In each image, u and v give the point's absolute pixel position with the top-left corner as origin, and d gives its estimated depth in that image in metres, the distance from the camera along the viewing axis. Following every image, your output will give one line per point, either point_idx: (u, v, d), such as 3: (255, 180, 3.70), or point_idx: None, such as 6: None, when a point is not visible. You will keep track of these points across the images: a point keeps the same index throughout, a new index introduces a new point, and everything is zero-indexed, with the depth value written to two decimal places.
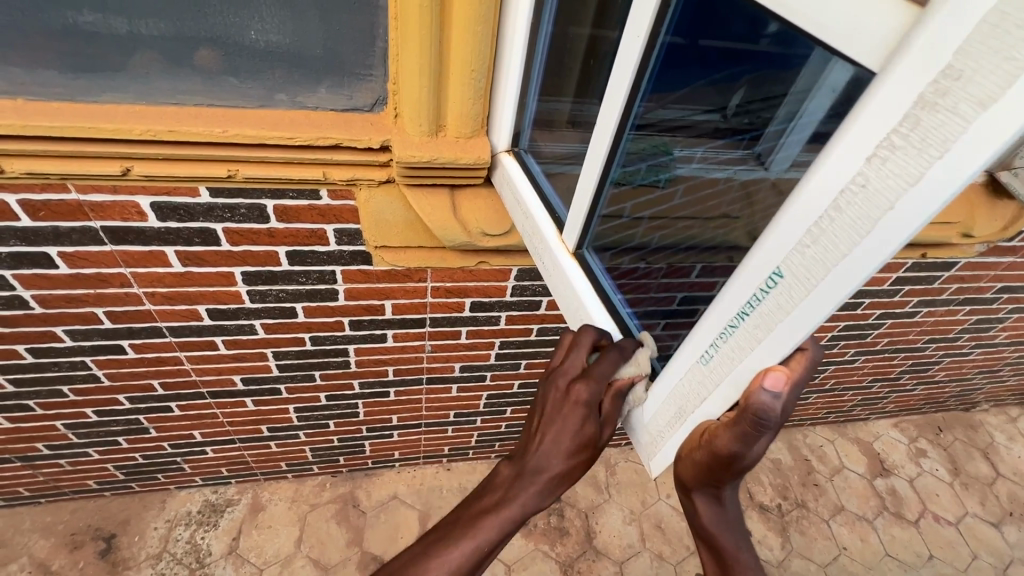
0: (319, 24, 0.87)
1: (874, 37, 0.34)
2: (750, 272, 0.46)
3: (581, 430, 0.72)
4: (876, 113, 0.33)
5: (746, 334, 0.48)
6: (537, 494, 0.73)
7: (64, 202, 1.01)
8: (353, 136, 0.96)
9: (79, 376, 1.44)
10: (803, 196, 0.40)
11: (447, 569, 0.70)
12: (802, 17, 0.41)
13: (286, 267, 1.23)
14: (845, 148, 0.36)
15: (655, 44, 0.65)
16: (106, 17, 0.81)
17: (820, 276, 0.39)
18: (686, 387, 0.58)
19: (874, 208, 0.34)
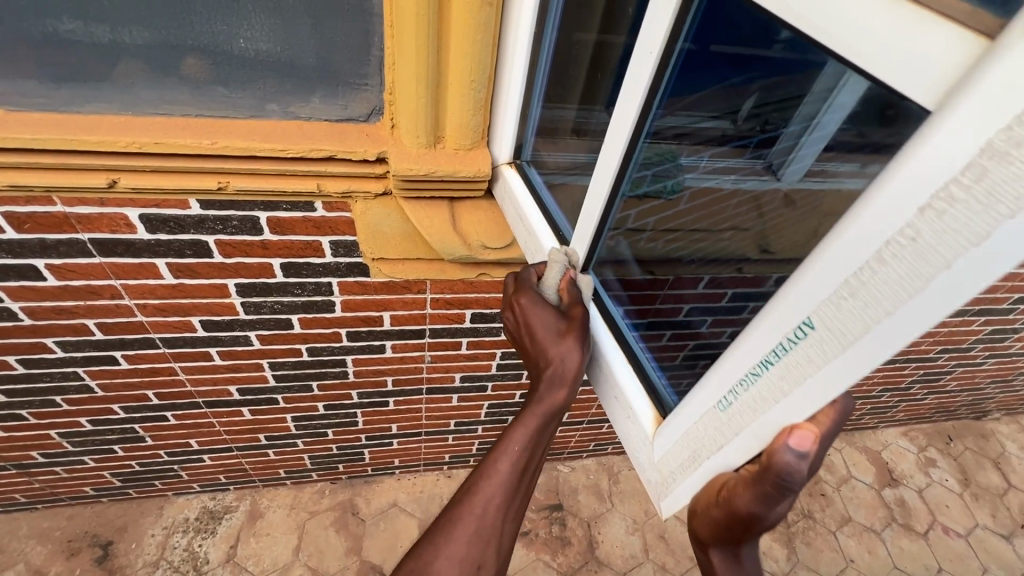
0: (312, 32, 0.83)
1: (932, 69, 0.29)
2: (777, 319, 0.43)
3: (548, 322, 0.76)
4: (930, 160, 0.29)
5: (769, 384, 0.44)
6: (547, 387, 0.74)
7: (49, 214, 0.98)
8: (348, 148, 0.92)
9: (72, 387, 1.42)
10: (840, 242, 0.36)
11: (492, 476, 0.72)
12: (829, 35, 0.36)
13: (281, 279, 1.20)
14: (891, 193, 0.32)
15: (670, 56, 0.60)
16: (87, 24, 0.77)
17: (857, 334, 0.35)
18: (702, 431, 0.54)
19: (925, 264, 0.30)
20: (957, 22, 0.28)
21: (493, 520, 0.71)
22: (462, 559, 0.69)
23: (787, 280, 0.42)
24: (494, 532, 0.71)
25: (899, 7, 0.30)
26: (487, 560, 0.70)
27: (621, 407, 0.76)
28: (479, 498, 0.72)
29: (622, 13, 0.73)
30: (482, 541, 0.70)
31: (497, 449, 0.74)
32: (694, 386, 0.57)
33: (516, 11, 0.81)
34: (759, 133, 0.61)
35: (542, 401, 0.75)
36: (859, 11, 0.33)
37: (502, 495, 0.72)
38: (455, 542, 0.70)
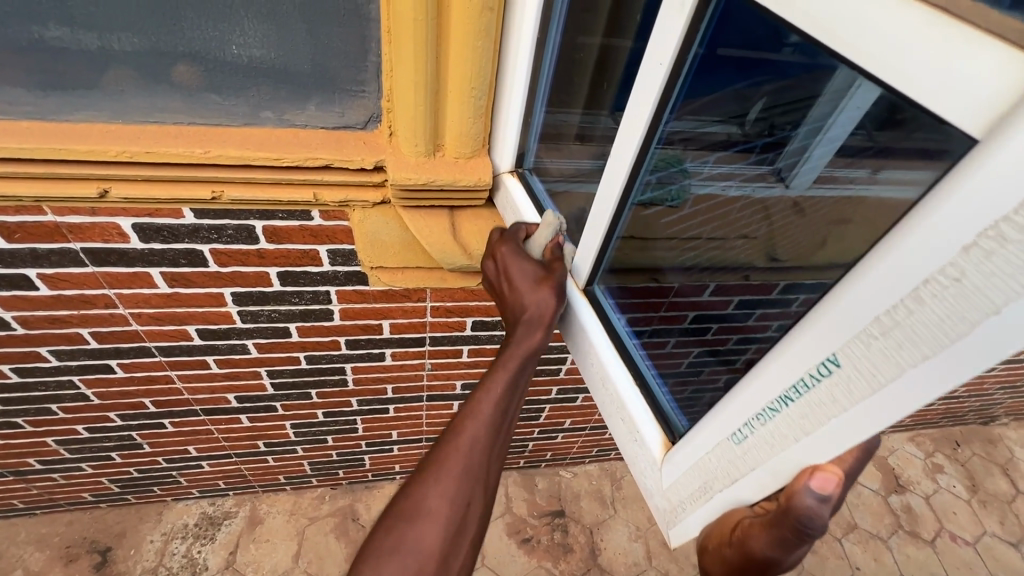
0: (306, 38, 0.80)
1: (977, 93, 0.27)
2: (800, 352, 0.40)
3: (526, 269, 0.77)
4: (980, 194, 0.26)
5: (789, 421, 0.41)
6: (525, 330, 0.75)
7: (40, 223, 0.95)
8: (345, 157, 0.90)
9: (68, 396, 1.40)
10: (871, 275, 0.33)
11: (475, 412, 0.70)
12: (857, 51, 0.34)
13: (278, 287, 1.17)
14: (933, 227, 0.29)
15: (682, 65, 0.57)
16: (74, 31, 0.74)
17: (889, 377, 0.32)
18: (714, 462, 0.51)
19: (971, 308, 0.27)
20: (1010, 43, 0.25)
21: (478, 459, 0.68)
22: (451, 497, 0.66)
23: (812, 311, 0.40)
24: (482, 469, 0.69)
25: (942, 23, 0.28)
26: (477, 496, 0.68)
27: (628, 428, 0.74)
28: (466, 437, 0.69)
29: (629, 17, 0.70)
30: (471, 478, 0.67)
31: (482, 389, 0.72)
32: (709, 413, 0.54)
33: (517, 16, 0.78)
34: (766, 138, 0.58)
35: (523, 345, 0.74)
36: (893, 25, 0.31)
37: (486, 433, 0.70)
38: (444, 480, 0.67)
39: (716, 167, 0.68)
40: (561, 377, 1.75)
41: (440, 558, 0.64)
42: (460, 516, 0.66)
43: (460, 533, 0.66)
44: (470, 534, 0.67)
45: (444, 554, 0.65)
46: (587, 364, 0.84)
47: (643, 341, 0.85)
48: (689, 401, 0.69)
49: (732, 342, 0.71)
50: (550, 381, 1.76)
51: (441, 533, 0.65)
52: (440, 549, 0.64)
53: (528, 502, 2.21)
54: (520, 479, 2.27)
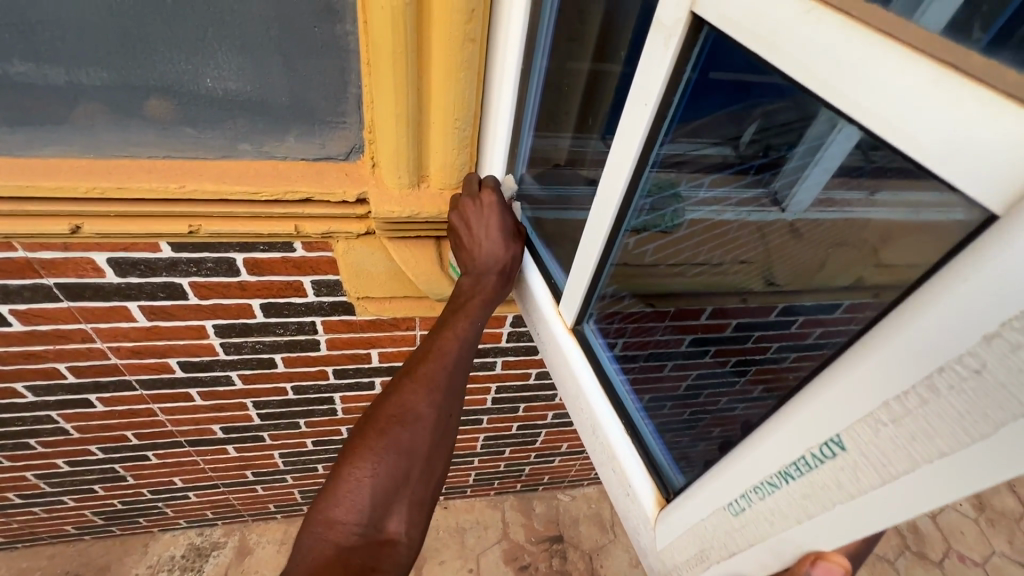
0: (284, 70, 0.78)
1: (1001, 160, 0.24)
2: (801, 427, 0.38)
3: (507, 225, 0.84)
4: (1007, 281, 0.24)
5: (790, 500, 0.39)
6: (499, 275, 0.84)
7: (11, 259, 0.92)
8: (326, 189, 0.87)
9: (47, 430, 1.35)
10: (879, 354, 0.31)
11: (457, 335, 0.80)
12: (861, 105, 0.30)
13: (261, 319, 1.13)
14: (950, 312, 0.27)
15: (676, 89, 0.51)
16: (40, 66, 0.72)
17: (902, 470, 0.30)
18: (709, 531, 0.49)
19: (995, 406, 0.25)
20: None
21: (459, 374, 0.79)
22: (438, 405, 0.76)
23: (814, 382, 0.37)
24: (461, 383, 0.79)
25: (950, 81, 0.26)
26: (456, 407, 0.79)
27: (617, 478, 0.70)
28: (450, 354, 0.78)
29: (616, 42, 0.67)
30: (453, 393, 0.78)
31: (461, 316, 0.81)
32: (703, 474, 0.51)
33: (502, 46, 0.77)
34: (761, 159, 0.56)
35: (492, 289, 0.84)
36: (889, 76, 0.29)
37: (465, 354, 0.80)
38: (432, 390, 0.76)
39: (710, 190, 0.65)
40: (556, 400, 1.71)
41: (427, 458, 0.74)
42: (444, 424, 0.76)
43: (442, 439, 0.76)
44: (449, 437, 0.78)
45: (429, 455, 0.75)
46: (575, 407, 0.81)
47: (641, 365, 0.84)
48: (686, 424, 0.73)
49: (732, 364, 0.79)
50: (546, 404, 1.72)
51: (428, 435, 0.74)
52: (427, 450, 0.74)
53: (526, 527, 2.15)
54: (517, 503, 2.22)
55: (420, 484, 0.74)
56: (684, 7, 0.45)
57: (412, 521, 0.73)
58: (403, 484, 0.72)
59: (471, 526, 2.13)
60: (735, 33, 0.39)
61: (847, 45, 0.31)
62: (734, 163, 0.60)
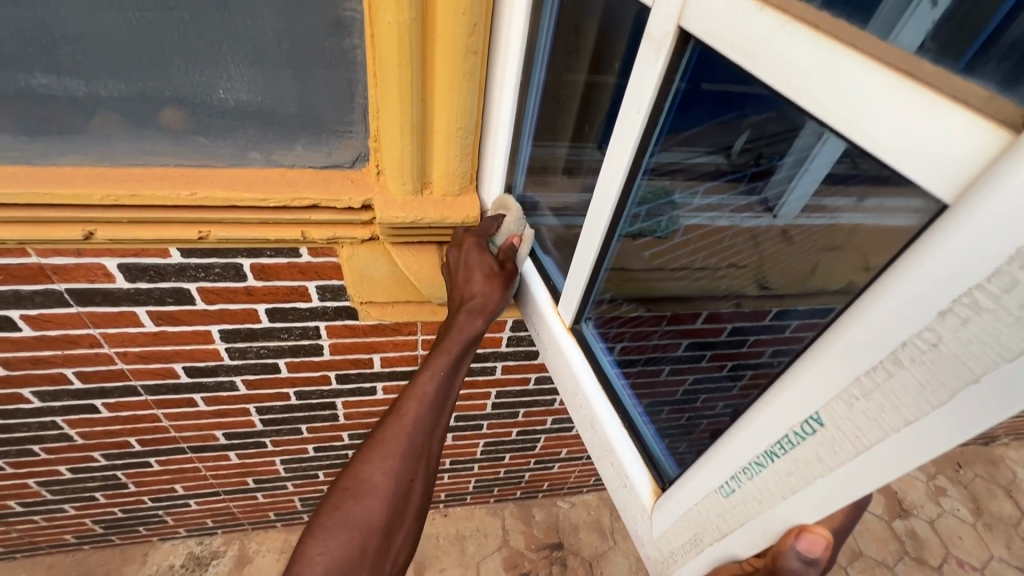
0: (293, 82, 0.81)
1: (950, 160, 0.28)
2: (784, 407, 0.41)
3: (483, 265, 0.86)
4: (952, 264, 0.28)
5: (776, 477, 0.42)
6: (466, 318, 0.84)
7: (25, 265, 0.95)
8: (332, 197, 0.90)
9: (51, 436, 1.37)
10: (850, 334, 0.35)
11: (420, 393, 0.79)
12: (828, 112, 0.34)
13: (266, 324, 1.16)
14: (907, 293, 0.30)
15: (666, 97, 0.55)
16: (61, 79, 0.75)
17: (873, 440, 0.33)
18: (704, 514, 0.52)
19: (950, 374, 0.29)
20: (972, 110, 0.27)
21: (420, 435, 0.77)
22: (396, 472, 0.74)
23: (791, 367, 0.41)
24: (423, 444, 0.78)
25: (904, 86, 0.29)
26: (418, 472, 0.77)
27: (616, 474, 0.73)
28: (410, 416, 0.78)
29: (610, 55, 0.70)
30: (413, 457, 0.76)
31: (425, 372, 0.81)
32: (696, 460, 0.55)
33: (502, 60, 0.81)
34: (753, 167, 0.58)
35: (460, 333, 0.84)
36: (853, 83, 0.32)
37: (428, 413, 0.79)
38: (389, 455, 0.75)
39: (704, 198, 0.68)
40: (556, 406, 1.73)
41: (385, 528, 0.73)
42: (404, 490, 0.74)
43: (401, 508, 0.74)
44: (412, 504, 0.76)
45: (387, 524, 0.73)
46: (575, 405, 0.84)
47: (638, 370, 0.86)
48: (684, 427, 0.69)
49: (727, 368, 0.74)
50: (546, 410, 1.74)
51: (386, 505, 0.73)
52: (384, 520, 0.72)
53: (525, 535, 2.15)
54: (516, 511, 2.22)
55: (378, 557, 0.71)
56: (671, 23, 0.48)
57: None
58: (359, 558, 0.69)
59: (471, 533, 2.13)
60: (716, 45, 0.43)
61: (815, 55, 0.34)
62: (727, 171, 0.63)
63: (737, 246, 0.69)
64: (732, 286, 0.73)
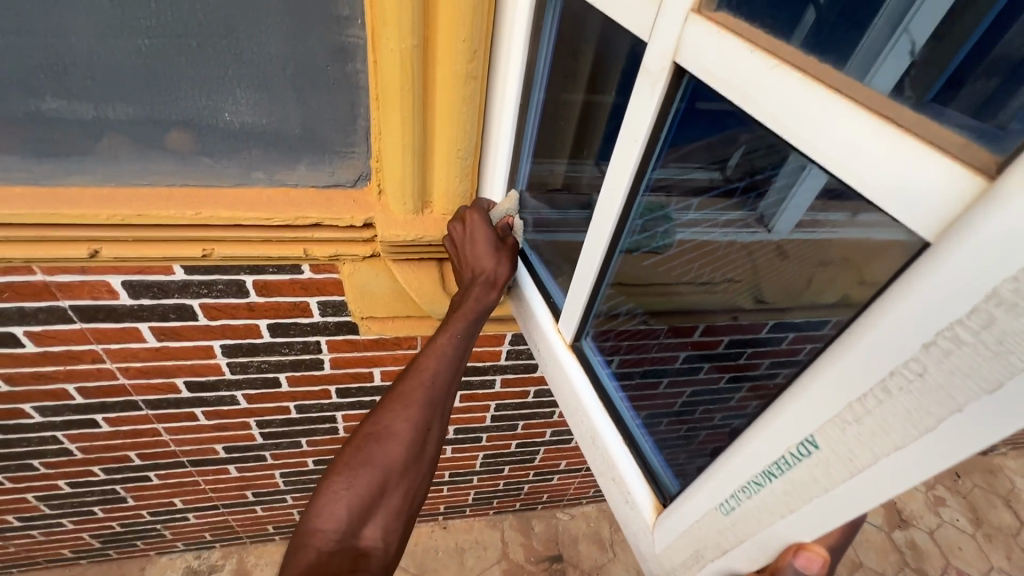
0: (296, 105, 0.83)
1: (929, 201, 0.30)
2: (781, 429, 0.42)
3: (489, 239, 0.87)
4: (935, 299, 0.29)
5: (774, 496, 0.43)
6: (481, 289, 0.85)
7: (29, 283, 0.96)
8: (334, 215, 0.92)
9: (51, 451, 1.37)
10: (842, 361, 0.36)
11: (437, 351, 0.81)
12: (817, 150, 0.36)
13: (267, 339, 1.17)
14: (893, 324, 0.32)
15: (665, 120, 0.56)
16: (70, 103, 0.77)
17: (866, 463, 0.35)
18: (704, 532, 0.53)
19: (935, 403, 0.30)
20: (949, 156, 0.29)
21: (438, 390, 0.80)
22: (415, 423, 0.77)
23: (789, 390, 0.42)
24: (441, 399, 0.80)
25: (886, 132, 0.31)
26: (435, 424, 0.80)
27: (618, 490, 0.74)
28: (429, 372, 0.80)
29: (605, 78, 0.72)
30: (431, 409, 0.79)
31: (442, 333, 0.83)
32: (696, 477, 0.56)
33: (501, 84, 0.83)
34: (748, 182, 0.59)
35: (476, 301, 0.84)
36: (839, 124, 0.34)
37: (446, 370, 0.81)
38: (409, 406, 0.78)
39: (697, 213, 0.70)
40: (555, 417, 1.73)
41: (405, 471, 0.76)
42: (422, 439, 0.78)
43: (419, 454, 0.78)
44: (429, 451, 0.79)
45: (407, 468, 0.76)
46: (575, 420, 0.84)
47: (636, 382, 0.87)
48: (684, 438, 0.72)
49: (726, 380, 0.76)
50: (545, 422, 1.74)
51: (405, 451, 0.76)
52: (403, 465, 0.76)
53: (525, 547, 2.15)
54: (516, 523, 2.21)
55: (397, 495, 0.76)
56: (667, 59, 0.50)
57: (389, 532, 0.75)
58: (379, 496, 0.74)
59: (471, 546, 2.13)
60: (709, 80, 0.45)
61: (804, 96, 0.36)
62: (722, 186, 0.65)
63: (730, 258, 0.71)
64: (725, 298, 0.74)
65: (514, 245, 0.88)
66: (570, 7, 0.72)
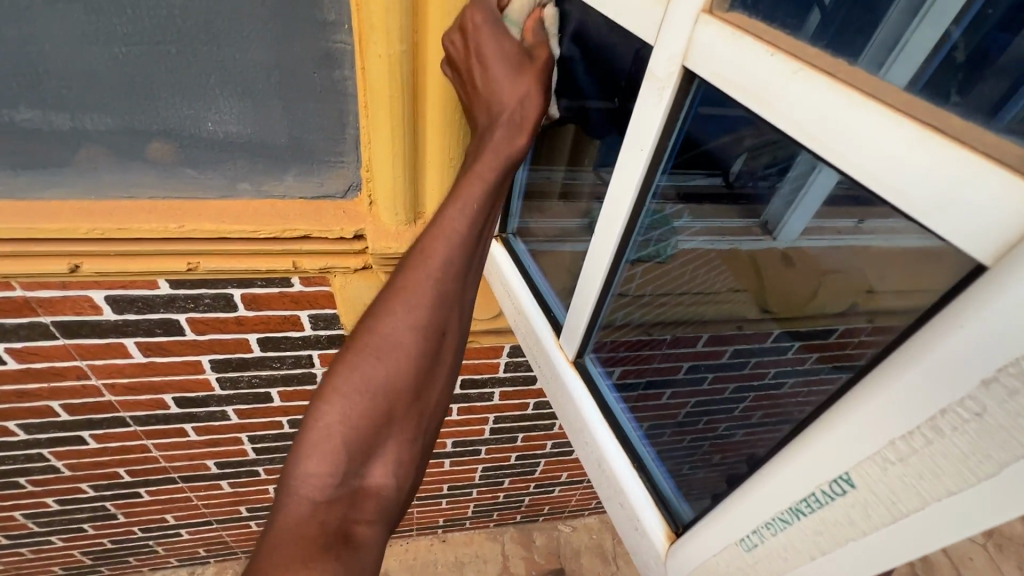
0: (283, 114, 0.80)
1: (984, 220, 0.27)
2: (807, 464, 0.39)
3: (507, 54, 0.63)
4: (995, 331, 0.26)
5: (802, 536, 0.40)
6: (504, 135, 0.65)
7: (9, 299, 0.93)
8: (324, 227, 0.88)
9: (38, 468, 1.33)
10: (882, 393, 0.32)
11: (447, 234, 0.66)
12: (851, 161, 0.32)
13: (258, 353, 1.13)
14: (944, 357, 0.29)
15: (675, 125, 0.51)
16: (45, 113, 0.74)
17: (913, 507, 0.32)
18: (723, 567, 0.49)
19: (996, 446, 0.27)
20: (1009, 170, 0.26)
21: (448, 285, 0.66)
22: (421, 326, 0.64)
23: (816, 423, 0.38)
24: (451, 296, 0.66)
25: (929, 142, 0.28)
26: (446, 327, 0.66)
27: (626, 517, 0.69)
28: (435, 262, 0.65)
29: (601, 82, 0.68)
30: (440, 309, 0.65)
31: (449, 212, 0.66)
32: (711, 507, 0.52)
33: None
34: (753, 191, 0.57)
35: (496, 153, 0.65)
36: (875, 134, 0.31)
37: (455, 260, 0.66)
38: (412, 308, 0.64)
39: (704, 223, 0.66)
40: (555, 429, 1.69)
41: (413, 393, 0.64)
42: (430, 346, 0.65)
43: (429, 368, 0.65)
44: (440, 367, 0.66)
45: (416, 384, 0.64)
46: (578, 439, 0.79)
47: (640, 392, 0.85)
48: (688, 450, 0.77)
49: (730, 391, 0.81)
50: (545, 434, 1.70)
51: (413, 366, 0.63)
52: (411, 379, 0.63)
53: (526, 561, 2.10)
54: (517, 536, 2.16)
55: (407, 417, 0.63)
56: (676, 63, 0.46)
57: (401, 462, 0.62)
58: (385, 424, 0.61)
59: (471, 560, 2.08)
60: (722, 85, 0.41)
61: (831, 103, 0.33)
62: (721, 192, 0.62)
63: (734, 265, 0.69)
64: (727, 308, 0.76)
65: (548, 63, 0.65)
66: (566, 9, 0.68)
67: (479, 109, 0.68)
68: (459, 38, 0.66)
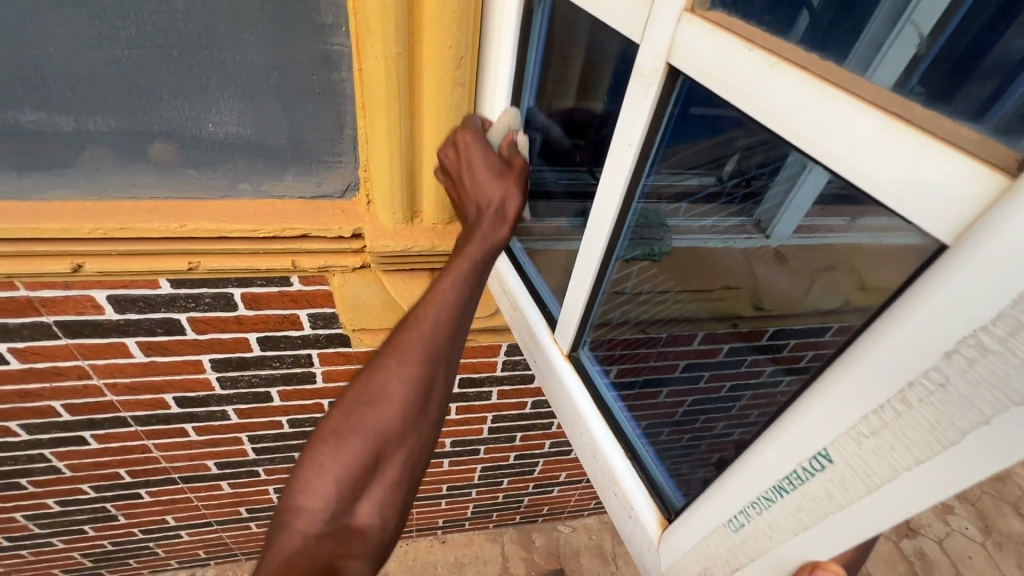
0: (282, 115, 0.82)
1: (946, 200, 0.28)
2: (789, 443, 0.40)
3: (489, 161, 0.74)
4: (955, 305, 0.28)
5: (785, 513, 0.41)
6: (488, 226, 0.72)
7: (12, 298, 0.94)
8: (322, 227, 0.90)
9: (39, 469, 1.34)
10: (854, 370, 0.34)
11: (439, 300, 0.69)
12: (823, 150, 0.34)
13: (258, 352, 1.14)
14: (909, 333, 0.30)
15: (661, 121, 0.53)
16: (50, 114, 0.76)
17: (885, 478, 0.33)
18: (712, 549, 0.50)
19: (959, 414, 0.28)
20: (965, 153, 0.27)
21: (439, 347, 0.68)
22: (412, 383, 0.67)
23: (795, 403, 0.40)
24: (442, 357, 0.69)
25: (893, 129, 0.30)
26: (437, 383, 0.69)
27: (620, 506, 0.70)
28: (427, 327, 0.68)
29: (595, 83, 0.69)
30: (431, 367, 0.68)
31: (443, 281, 0.70)
32: (701, 492, 0.53)
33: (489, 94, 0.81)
34: (744, 189, 0.59)
35: (482, 240, 0.72)
36: (845, 123, 0.32)
37: (447, 324, 0.69)
38: (405, 365, 0.67)
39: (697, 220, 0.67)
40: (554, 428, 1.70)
41: (402, 439, 0.66)
42: (420, 401, 0.67)
43: (418, 420, 0.67)
44: (431, 416, 0.69)
45: (404, 436, 0.67)
46: (573, 431, 0.80)
47: (636, 391, 0.86)
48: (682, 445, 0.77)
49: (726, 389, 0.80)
50: (543, 433, 1.71)
51: (402, 416, 0.66)
52: (400, 431, 0.66)
53: (526, 561, 2.10)
54: (516, 536, 2.17)
55: (395, 463, 0.66)
56: (661, 60, 0.47)
57: (388, 505, 0.66)
58: (372, 470, 0.65)
59: (470, 560, 2.08)
60: (704, 80, 0.43)
61: (804, 94, 0.35)
62: (716, 191, 0.63)
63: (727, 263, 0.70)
64: (721, 306, 0.75)
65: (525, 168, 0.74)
66: (559, 12, 0.70)
67: (466, 204, 0.76)
68: (452, 151, 0.79)
